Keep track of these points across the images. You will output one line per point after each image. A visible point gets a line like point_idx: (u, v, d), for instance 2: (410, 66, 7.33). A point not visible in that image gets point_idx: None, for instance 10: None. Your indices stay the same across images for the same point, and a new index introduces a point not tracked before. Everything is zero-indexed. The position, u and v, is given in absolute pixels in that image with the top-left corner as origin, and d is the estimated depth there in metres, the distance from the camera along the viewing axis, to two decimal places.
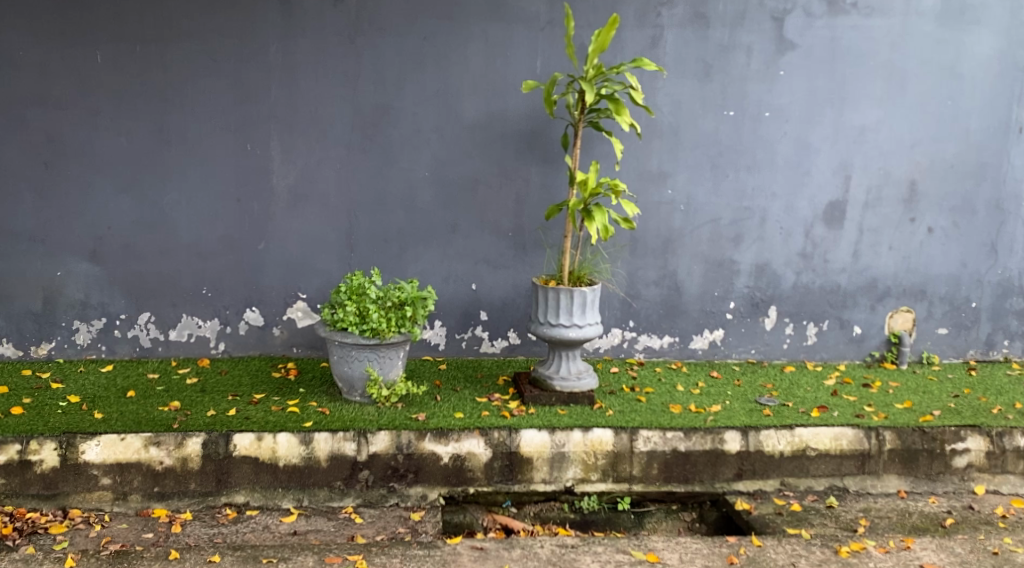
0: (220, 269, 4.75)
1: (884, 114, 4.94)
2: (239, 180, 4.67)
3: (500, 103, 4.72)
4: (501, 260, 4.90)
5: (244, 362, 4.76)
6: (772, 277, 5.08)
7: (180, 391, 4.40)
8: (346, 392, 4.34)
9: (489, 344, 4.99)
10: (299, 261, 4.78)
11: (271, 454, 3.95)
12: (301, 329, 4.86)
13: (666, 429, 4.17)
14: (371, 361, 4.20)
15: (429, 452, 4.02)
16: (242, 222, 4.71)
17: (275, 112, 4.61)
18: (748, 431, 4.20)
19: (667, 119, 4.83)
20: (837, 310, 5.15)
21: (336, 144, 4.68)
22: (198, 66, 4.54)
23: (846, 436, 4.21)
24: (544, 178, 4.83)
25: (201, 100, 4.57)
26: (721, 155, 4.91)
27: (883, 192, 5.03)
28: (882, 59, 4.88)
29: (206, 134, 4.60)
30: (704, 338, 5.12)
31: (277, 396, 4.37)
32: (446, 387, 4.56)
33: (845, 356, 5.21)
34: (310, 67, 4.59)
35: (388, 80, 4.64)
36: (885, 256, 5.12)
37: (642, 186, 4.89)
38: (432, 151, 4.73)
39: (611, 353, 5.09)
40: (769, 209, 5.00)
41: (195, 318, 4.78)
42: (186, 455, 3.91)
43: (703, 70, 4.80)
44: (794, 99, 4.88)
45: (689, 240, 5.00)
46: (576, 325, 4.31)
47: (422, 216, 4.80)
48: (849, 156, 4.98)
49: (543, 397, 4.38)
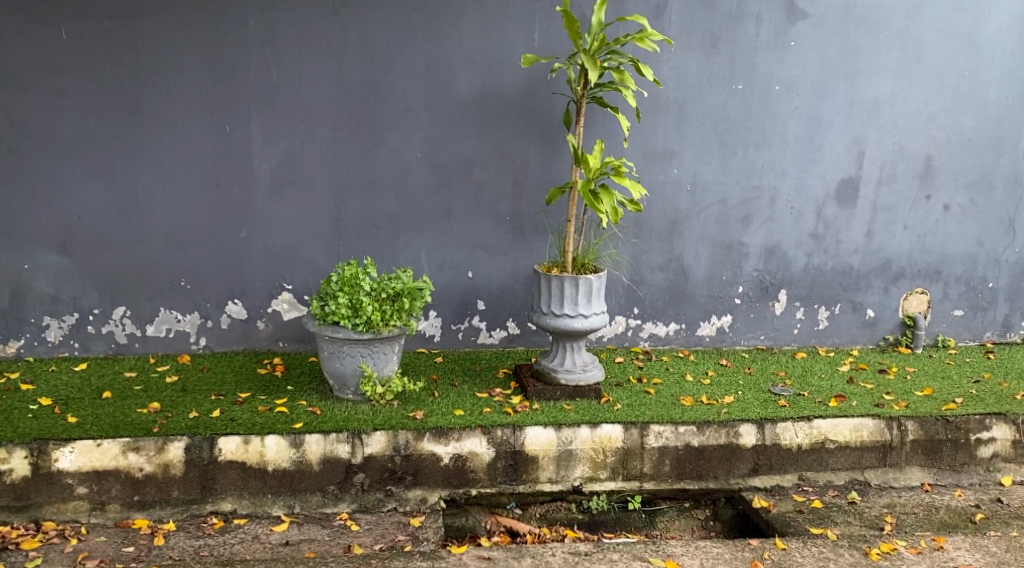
0: (199, 260, 4.45)
1: (899, 86, 4.69)
2: (218, 164, 4.36)
3: (496, 78, 4.43)
4: (498, 246, 4.63)
5: (227, 359, 4.48)
6: (783, 259, 4.85)
7: (159, 391, 4.11)
8: (337, 390, 4.07)
9: (487, 335, 4.74)
10: (283, 249, 4.49)
11: (258, 458, 3.69)
12: (287, 322, 4.58)
13: (678, 423, 3.96)
14: (364, 356, 3.94)
15: (429, 453, 3.78)
16: (221, 209, 4.41)
17: (254, 90, 4.30)
18: (764, 424, 3.99)
19: (672, 94, 4.56)
20: (849, 293, 4.94)
21: (321, 125, 4.38)
22: (170, 42, 4.21)
23: (867, 428, 4.03)
24: (543, 158, 4.56)
25: (175, 79, 4.25)
26: (729, 132, 4.65)
27: (897, 169, 4.80)
28: (898, 28, 4.61)
29: (181, 115, 4.29)
30: (712, 325, 4.89)
31: (264, 394, 4.10)
32: (444, 382, 4.30)
33: (858, 340, 5.00)
34: (292, 41, 4.28)
35: (376, 55, 4.33)
36: (900, 236, 4.89)
37: (646, 166, 4.63)
38: (424, 130, 4.44)
39: (615, 341, 4.85)
40: (779, 188, 4.75)
41: (174, 312, 4.49)
42: (167, 461, 3.64)
43: (710, 41, 4.52)
44: (805, 71, 4.62)
45: (696, 222, 4.75)
46: (581, 315, 4.07)
47: (414, 201, 4.52)
48: (863, 131, 4.73)
49: (547, 391, 4.14)
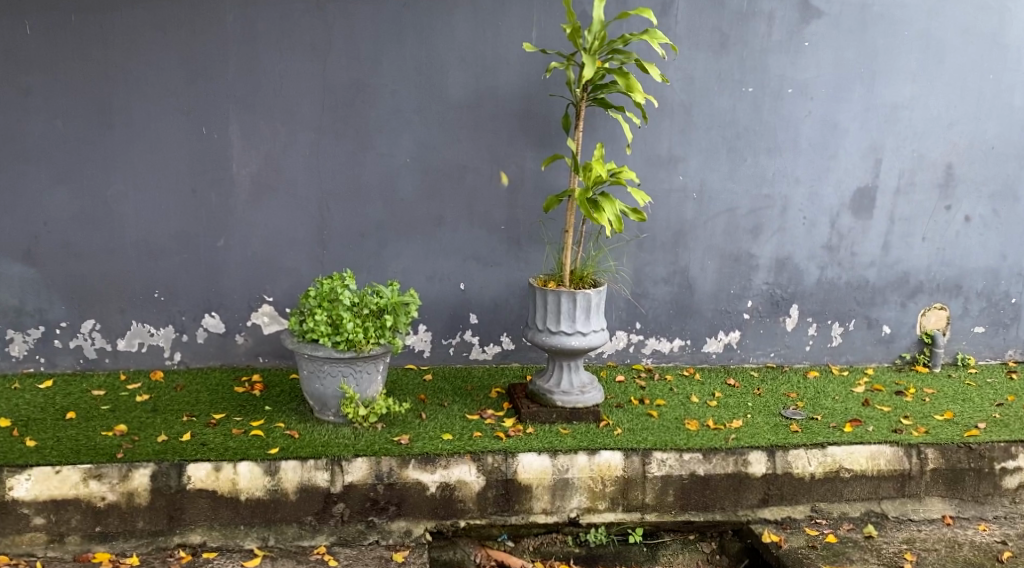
0: (173, 270, 4.18)
1: (919, 90, 4.42)
2: (193, 169, 4.10)
3: (491, 79, 4.16)
4: (493, 257, 4.36)
5: (202, 376, 4.21)
6: (794, 272, 4.58)
7: (127, 412, 3.84)
8: (319, 411, 3.79)
9: (480, 351, 4.47)
10: (264, 259, 4.23)
11: (230, 487, 3.43)
12: (268, 336, 4.31)
13: (683, 451, 3.69)
14: (345, 376, 3.68)
15: (414, 482, 3.51)
16: (197, 216, 4.15)
17: (233, 89, 4.04)
18: (775, 452, 3.72)
19: (678, 96, 4.29)
20: (864, 309, 4.66)
21: (304, 128, 4.11)
22: (143, 38, 3.95)
23: (884, 455, 3.75)
24: (540, 164, 4.29)
25: (148, 77, 3.98)
26: (739, 137, 4.38)
27: (916, 178, 4.52)
28: (919, 28, 4.34)
29: (155, 116, 4.02)
30: (718, 341, 4.62)
31: (239, 415, 3.83)
32: (433, 403, 4.03)
33: (873, 358, 4.73)
34: (273, 38, 4.01)
35: (363, 54, 4.07)
36: (918, 248, 4.62)
37: (650, 172, 4.36)
38: (414, 134, 4.17)
39: (616, 358, 4.58)
40: (791, 197, 4.48)
41: (147, 326, 4.22)
42: (132, 489, 3.38)
43: (719, 41, 4.25)
44: (820, 73, 4.34)
45: (702, 232, 4.48)
46: (579, 333, 3.80)
47: (403, 208, 4.25)
48: (880, 137, 4.45)
49: (542, 414, 3.87)
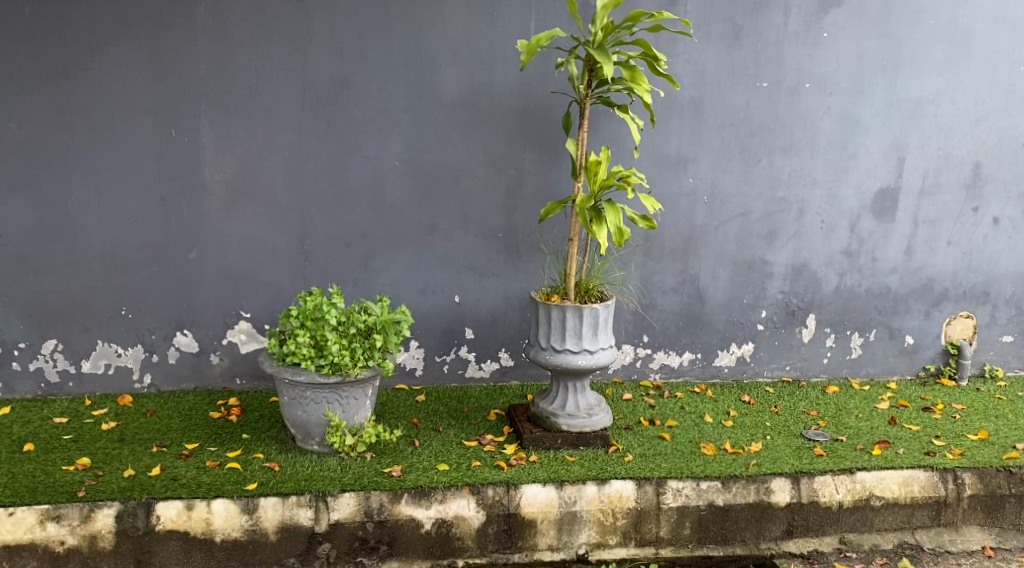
0: (143, 285, 3.84)
1: (945, 84, 4.12)
2: (163, 175, 3.76)
3: (486, 74, 3.84)
4: (489, 267, 4.04)
5: (175, 400, 3.87)
6: (812, 280, 4.28)
7: (91, 442, 3.50)
8: (301, 440, 3.47)
9: (476, 368, 4.15)
10: (241, 272, 3.89)
11: (203, 527, 3.09)
12: (245, 355, 3.98)
13: (700, 479, 3.39)
14: (330, 403, 3.35)
15: (407, 518, 3.19)
16: (168, 226, 3.81)
17: (204, 88, 3.70)
18: (799, 479, 3.42)
19: (688, 92, 3.98)
20: (886, 318, 4.37)
21: (283, 129, 3.78)
22: (105, 32, 3.61)
23: (916, 481, 3.47)
24: (540, 167, 3.97)
25: (110, 75, 3.64)
26: (753, 136, 4.07)
27: (941, 178, 4.23)
28: (945, 17, 4.04)
29: (119, 117, 3.68)
30: (731, 354, 4.32)
31: (214, 445, 3.50)
32: (426, 427, 3.71)
33: (895, 371, 4.44)
34: (248, 31, 3.67)
35: (347, 48, 3.73)
36: (943, 252, 4.32)
37: (658, 174, 4.05)
38: (403, 134, 3.85)
39: (622, 374, 4.27)
40: (809, 199, 4.18)
41: (114, 345, 3.88)
42: (95, 532, 3.04)
43: (732, 32, 3.94)
44: (839, 66, 4.04)
45: (713, 238, 4.17)
46: (586, 351, 3.50)
47: (391, 215, 3.92)
48: (903, 134, 4.16)
49: (545, 439, 3.55)
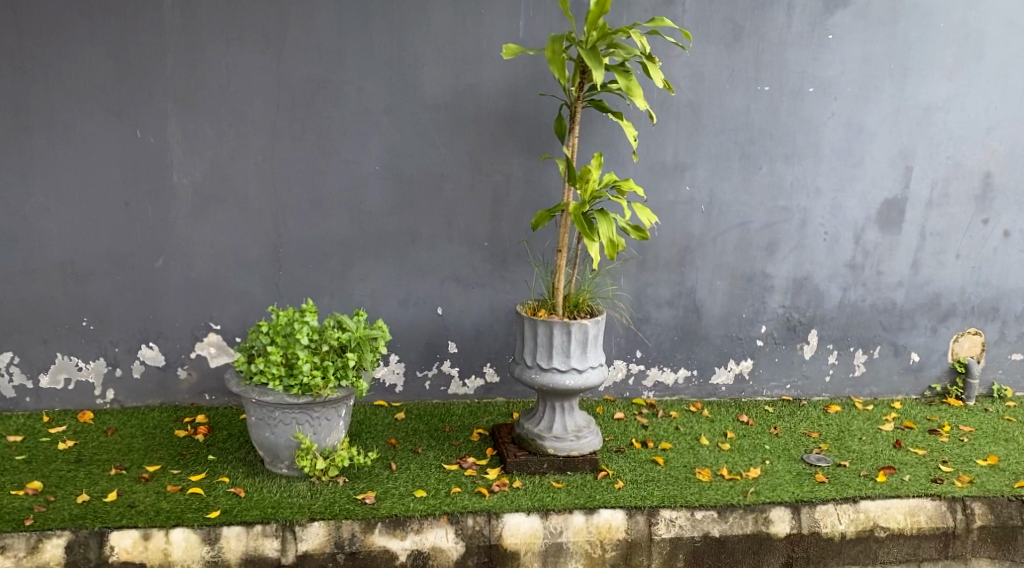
0: (105, 295, 3.62)
1: (955, 90, 3.92)
2: (127, 178, 3.54)
3: (472, 75, 3.63)
4: (474, 278, 3.83)
5: (139, 417, 3.65)
6: (814, 294, 4.07)
7: (45, 463, 3.27)
8: (270, 463, 3.25)
9: (459, 385, 3.93)
10: (211, 282, 3.67)
11: (161, 559, 2.86)
12: (215, 370, 3.76)
13: (695, 508, 3.18)
14: (300, 424, 3.13)
15: (381, 550, 2.96)
16: (132, 232, 3.59)
17: (172, 86, 3.48)
18: (800, 508, 3.22)
19: (685, 96, 3.77)
20: (891, 334, 4.17)
21: (256, 131, 3.56)
22: (64, 26, 3.38)
23: (924, 511, 3.26)
24: (529, 173, 3.76)
25: (71, 71, 3.42)
26: (753, 142, 3.87)
27: (950, 188, 4.03)
28: (957, 19, 3.84)
29: (80, 116, 3.46)
30: (729, 371, 4.11)
31: (177, 468, 3.28)
32: (404, 449, 3.50)
33: (899, 390, 4.23)
34: (218, 27, 3.45)
35: (324, 45, 3.52)
36: (951, 266, 4.12)
37: (653, 182, 3.84)
38: (384, 138, 3.63)
39: (614, 391, 4.06)
40: (811, 209, 3.97)
41: (74, 358, 3.65)
42: (43, 564, 2.80)
43: (732, 33, 3.73)
44: (845, 70, 3.84)
45: (711, 249, 3.96)
46: (574, 370, 3.28)
47: (371, 223, 3.71)
48: (911, 142, 3.95)
49: (531, 464, 3.34)
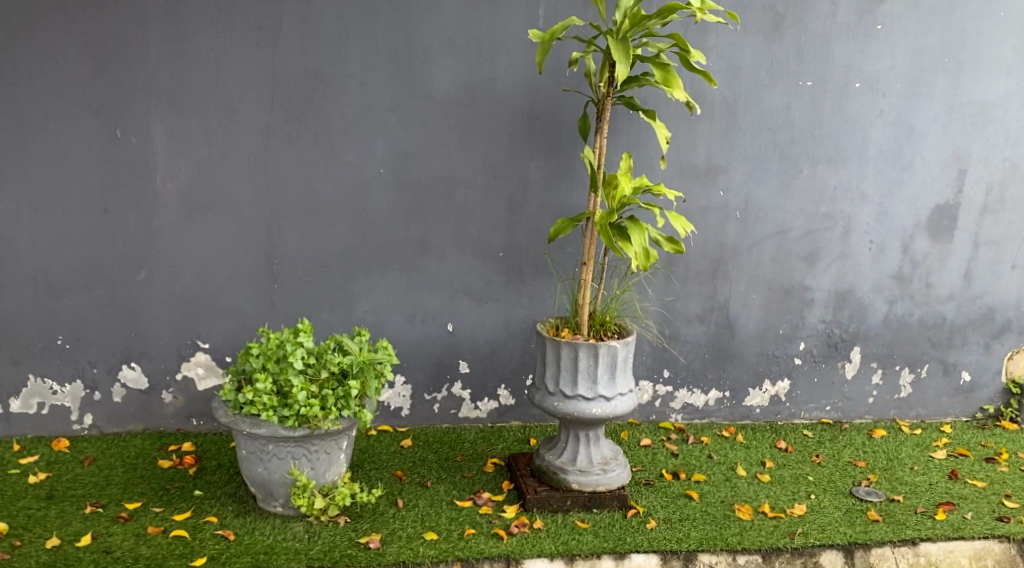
0: (83, 311, 3.29)
1: (1014, 85, 3.58)
2: (106, 182, 3.20)
3: (487, 69, 3.29)
4: (488, 291, 3.49)
5: (119, 445, 3.32)
6: (857, 307, 3.74)
7: (13, 501, 2.93)
8: (263, 501, 2.92)
9: (471, 408, 3.60)
10: (199, 296, 3.34)
11: None
12: (203, 393, 3.43)
13: (737, 551, 2.85)
14: (296, 459, 2.80)
15: None
16: (111, 242, 3.26)
17: (155, 81, 3.15)
18: (854, 551, 2.88)
19: (720, 92, 3.43)
20: (940, 352, 3.83)
21: (249, 130, 3.23)
22: (35, 14, 3.05)
23: (991, 553, 2.94)
24: (548, 176, 3.42)
25: (42, 64, 3.09)
26: (793, 143, 3.53)
27: (1007, 193, 3.69)
28: (1018, 8, 3.50)
29: (54, 114, 3.13)
30: (764, 393, 3.78)
31: (160, 506, 2.94)
32: (412, 483, 3.17)
33: (949, 412, 3.89)
34: (206, 15, 3.12)
35: (323, 36, 3.18)
36: (1007, 278, 3.79)
37: (684, 186, 3.50)
38: (390, 138, 3.30)
39: (639, 414, 3.73)
40: (856, 216, 3.64)
41: (48, 381, 3.32)
42: None
43: (772, 22, 3.39)
44: (894, 63, 3.50)
45: (746, 259, 3.63)
46: (602, 398, 2.95)
47: (375, 232, 3.37)
48: (966, 142, 3.62)
49: (553, 501, 3.00)
